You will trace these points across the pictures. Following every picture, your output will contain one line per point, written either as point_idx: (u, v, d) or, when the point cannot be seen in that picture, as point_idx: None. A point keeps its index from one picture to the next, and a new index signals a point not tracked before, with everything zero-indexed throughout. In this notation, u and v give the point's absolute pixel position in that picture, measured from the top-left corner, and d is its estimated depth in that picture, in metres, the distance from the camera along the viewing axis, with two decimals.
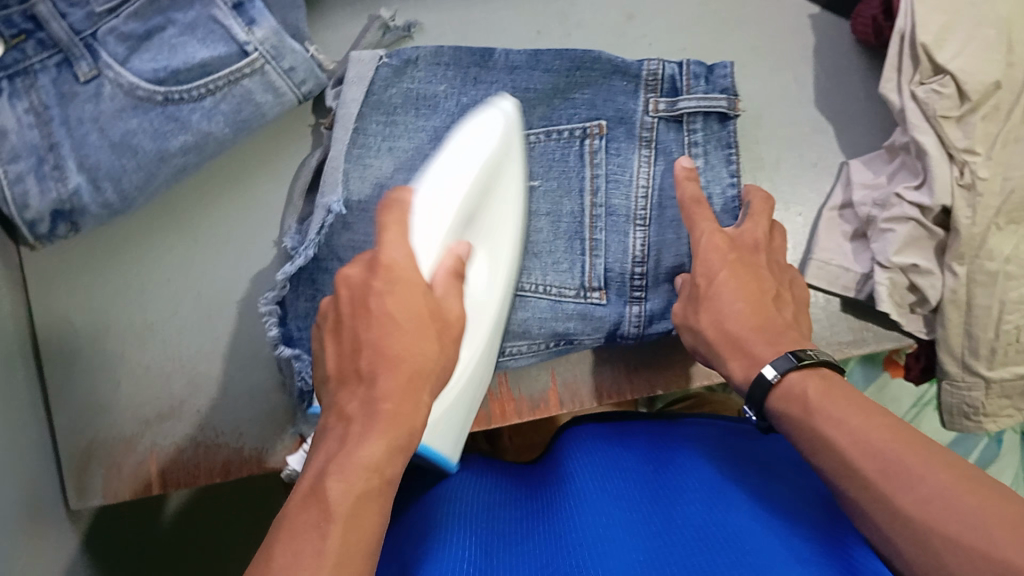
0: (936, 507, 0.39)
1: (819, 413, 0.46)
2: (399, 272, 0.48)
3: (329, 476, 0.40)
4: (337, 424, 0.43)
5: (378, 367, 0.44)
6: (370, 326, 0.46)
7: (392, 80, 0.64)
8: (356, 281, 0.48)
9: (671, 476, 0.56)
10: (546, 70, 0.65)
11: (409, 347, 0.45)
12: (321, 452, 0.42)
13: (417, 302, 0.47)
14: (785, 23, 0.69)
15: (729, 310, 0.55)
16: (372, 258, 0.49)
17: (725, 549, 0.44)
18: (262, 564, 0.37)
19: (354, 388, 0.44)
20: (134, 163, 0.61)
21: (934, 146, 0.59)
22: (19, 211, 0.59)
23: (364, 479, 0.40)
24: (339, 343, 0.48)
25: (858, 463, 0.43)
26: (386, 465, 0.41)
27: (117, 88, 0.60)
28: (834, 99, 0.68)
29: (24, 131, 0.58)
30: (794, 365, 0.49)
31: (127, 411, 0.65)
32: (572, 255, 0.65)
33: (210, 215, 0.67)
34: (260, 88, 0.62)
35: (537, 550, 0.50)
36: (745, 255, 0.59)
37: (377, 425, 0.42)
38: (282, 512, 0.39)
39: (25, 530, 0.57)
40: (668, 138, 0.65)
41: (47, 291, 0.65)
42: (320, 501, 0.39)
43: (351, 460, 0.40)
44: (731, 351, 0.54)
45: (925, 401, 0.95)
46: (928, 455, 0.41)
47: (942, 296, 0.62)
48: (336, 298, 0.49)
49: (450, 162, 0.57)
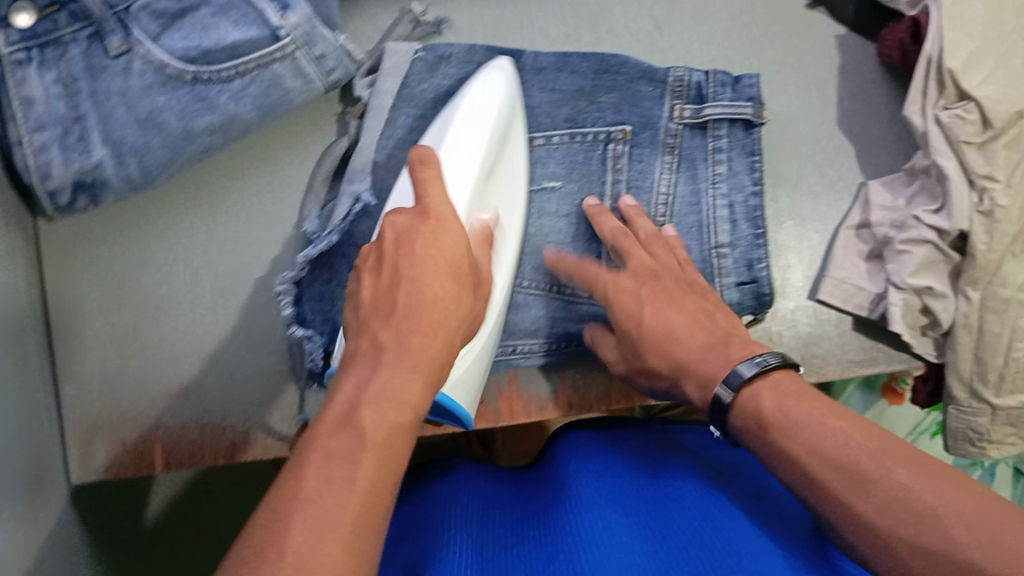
0: (897, 512, 0.41)
1: (777, 425, 0.47)
2: (446, 224, 0.49)
3: (362, 406, 0.39)
4: (367, 352, 0.43)
5: (416, 304, 0.44)
6: (411, 262, 0.46)
7: (426, 74, 0.65)
8: (402, 224, 0.48)
9: (666, 481, 0.56)
10: (573, 71, 0.66)
11: (442, 293, 0.46)
12: (350, 380, 0.41)
13: (453, 248, 0.48)
14: (810, 42, 0.70)
15: (675, 338, 0.56)
16: (421, 208, 0.49)
17: (722, 554, 0.44)
18: (293, 485, 0.36)
19: (388, 319, 0.44)
20: (160, 140, 0.61)
21: (955, 171, 0.60)
22: (41, 180, 0.59)
23: (397, 413, 0.39)
24: (378, 277, 0.47)
25: (822, 473, 0.44)
26: (417, 400, 0.41)
27: (147, 64, 0.60)
28: (855, 119, 0.69)
29: (51, 101, 0.58)
30: (744, 382, 0.49)
31: (135, 387, 0.65)
32: (589, 258, 0.66)
33: (231, 197, 0.68)
34: (289, 73, 0.62)
35: (545, 540, 0.49)
36: (655, 284, 0.60)
37: (410, 359, 0.42)
38: (310, 435, 0.38)
39: (28, 500, 0.57)
40: (693, 144, 0.66)
41: (62, 263, 0.66)
42: (353, 430, 0.38)
43: (383, 392, 0.40)
44: (684, 374, 0.54)
45: (919, 430, 0.95)
46: (885, 453, 0.43)
47: (954, 320, 0.62)
48: (377, 244, 0.48)
49: (467, 118, 0.59)
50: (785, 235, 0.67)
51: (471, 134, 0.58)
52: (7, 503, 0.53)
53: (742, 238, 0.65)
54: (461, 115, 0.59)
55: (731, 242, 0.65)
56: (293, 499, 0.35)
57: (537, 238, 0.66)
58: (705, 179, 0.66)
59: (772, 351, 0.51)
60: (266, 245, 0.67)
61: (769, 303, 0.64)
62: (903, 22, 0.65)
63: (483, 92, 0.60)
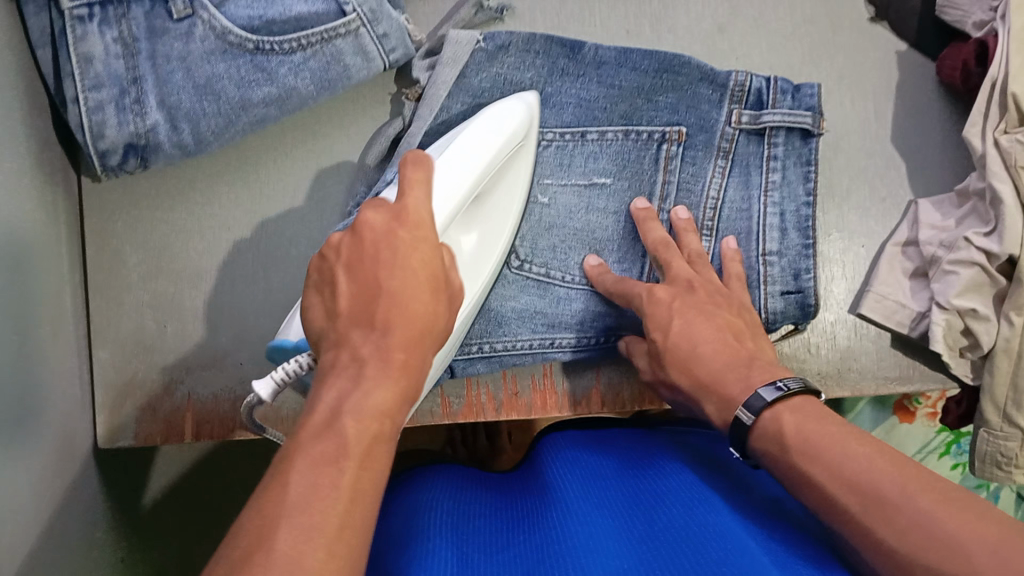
0: (918, 537, 0.39)
1: (798, 448, 0.46)
2: (424, 231, 0.46)
3: (345, 412, 0.38)
4: (347, 365, 0.40)
5: (394, 320, 0.42)
6: (390, 272, 0.44)
7: (485, 64, 0.65)
8: (378, 226, 0.45)
9: (651, 481, 0.54)
10: (633, 68, 0.66)
11: (422, 307, 0.43)
12: (331, 389, 0.39)
13: (428, 265, 0.45)
14: (871, 55, 0.71)
15: (698, 355, 0.55)
16: (398, 209, 0.47)
17: (707, 547, 0.44)
18: (276, 492, 0.34)
19: (364, 332, 0.42)
20: (215, 107, 0.60)
21: (1010, 196, 0.60)
22: (93, 140, 0.58)
23: (379, 422, 0.38)
24: (355, 280, 0.44)
25: (841, 497, 0.43)
26: (396, 410, 0.39)
27: (209, 30, 0.59)
28: (910, 138, 0.70)
29: (110, 60, 0.58)
30: (766, 404, 0.49)
31: (170, 354, 0.65)
32: (635, 256, 0.67)
33: (279, 167, 0.67)
34: (351, 49, 0.62)
35: (532, 547, 0.48)
36: (689, 297, 0.59)
37: (390, 373, 0.40)
38: (289, 444, 0.37)
39: (57, 465, 0.57)
40: (747, 151, 0.66)
41: (105, 224, 0.65)
42: (337, 437, 0.36)
43: (365, 402, 0.38)
44: (705, 393, 0.54)
45: (927, 449, 0.93)
46: (906, 475, 0.41)
47: (995, 343, 0.62)
48: (354, 237, 0.46)
49: (471, 138, 0.57)
50: (831, 247, 0.69)
51: (473, 145, 0.56)
52: (36, 465, 0.53)
53: (790, 247, 0.66)
54: (466, 136, 0.57)
55: (779, 250, 0.65)
56: (272, 512, 0.34)
57: (583, 233, 0.67)
58: (758, 186, 0.66)
59: (793, 375, 0.50)
60: (308, 224, 0.67)
61: (816, 314, 0.65)
62: (968, 44, 0.66)
63: (498, 117, 0.59)
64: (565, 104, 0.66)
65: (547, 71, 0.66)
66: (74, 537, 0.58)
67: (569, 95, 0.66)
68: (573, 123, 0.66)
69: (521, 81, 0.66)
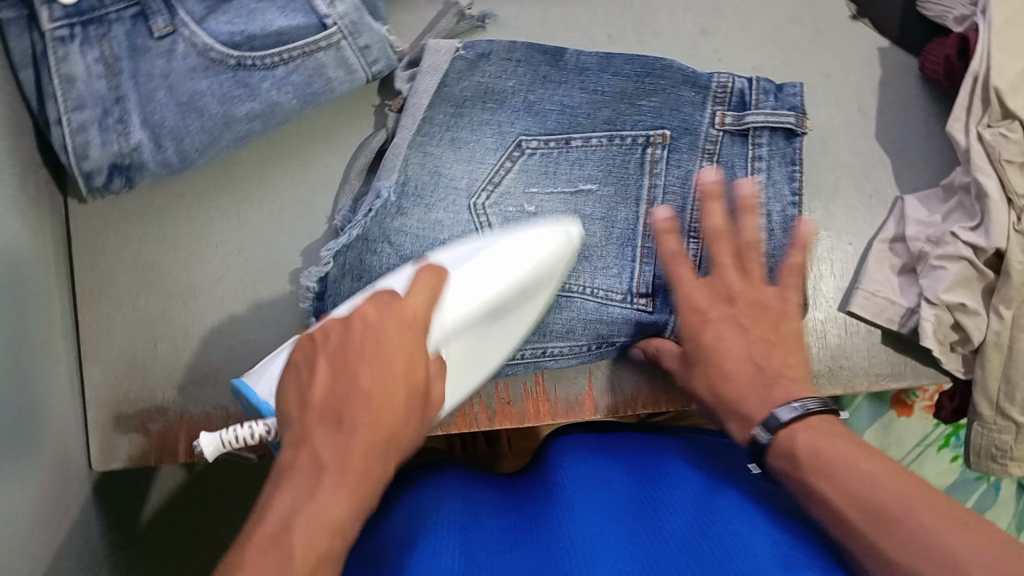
0: (917, 551, 0.39)
1: (809, 466, 0.46)
2: (411, 330, 0.47)
3: (294, 529, 0.39)
4: (305, 468, 0.42)
5: (361, 420, 0.43)
6: (371, 369, 0.44)
7: (466, 73, 0.66)
8: (370, 318, 0.47)
9: (656, 488, 0.54)
10: (615, 73, 0.67)
11: (394, 411, 0.44)
12: (284, 497, 0.40)
13: (411, 370, 0.45)
14: (852, 54, 0.71)
15: (726, 368, 0.57)
16: (389, 303, 0.48)
17: (709, 552, 0.43)
18: None
19: (330, 430, 0.43)
20: (199, 124, 0.60)
21: (995, 190, 0.60)
22: (78, 160, 0.58)
23: (328, 540, 0.39)
24: (335, 371, 0.45)
25: (847, 513, 0.43)
26: (349, 525, 0.41)
27: (190, 47, 0.59)
28: (895, 134, 0.70)
29: (92, 81, 0.58)
30: (781, 423, 0.49)
31: (162, 371, 0.65)
32: (622, 261, 0.66)
33: (265, 182, 0.67)
34: (333, 62, 0.62)
35: (533, 552, 0.47)
36: None
37: (347, 484, 0.41)
38: (237, 557, 0.38)
39: (51, 486, 0.57)
40: (733, 152, 0.66)
41: (93, 244, 0.66)
42: (283, 555, 0.38)
43: (318, 520, 0.39)
44: (726, 410, 0.55)
45: (927, 442, 0.93)
46: (912, 492, 0.42)
47: (986, 338, 0.62)
48: (343, 327, 0.47)
49: (491, 257, 0.58)
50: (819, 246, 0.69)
51: (489, 264, 0.57)
52: (30, 487, 0.53)
53: (777, 248, 0.64)
54: (486, 254, 0.58)
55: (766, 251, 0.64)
56: None
57: None
58: None
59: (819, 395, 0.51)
60: (295, 237, 0.67)
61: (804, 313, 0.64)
62: (949, 39, 0.66)
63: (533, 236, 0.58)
64: (548, 112, 0.66)
65: (529, 79, 0.67)
66: (70, 558, 0.58)
67: (551, 102, 0.66)
68: (556, 130, 0.66)
69: (503, 90, 0.66)
